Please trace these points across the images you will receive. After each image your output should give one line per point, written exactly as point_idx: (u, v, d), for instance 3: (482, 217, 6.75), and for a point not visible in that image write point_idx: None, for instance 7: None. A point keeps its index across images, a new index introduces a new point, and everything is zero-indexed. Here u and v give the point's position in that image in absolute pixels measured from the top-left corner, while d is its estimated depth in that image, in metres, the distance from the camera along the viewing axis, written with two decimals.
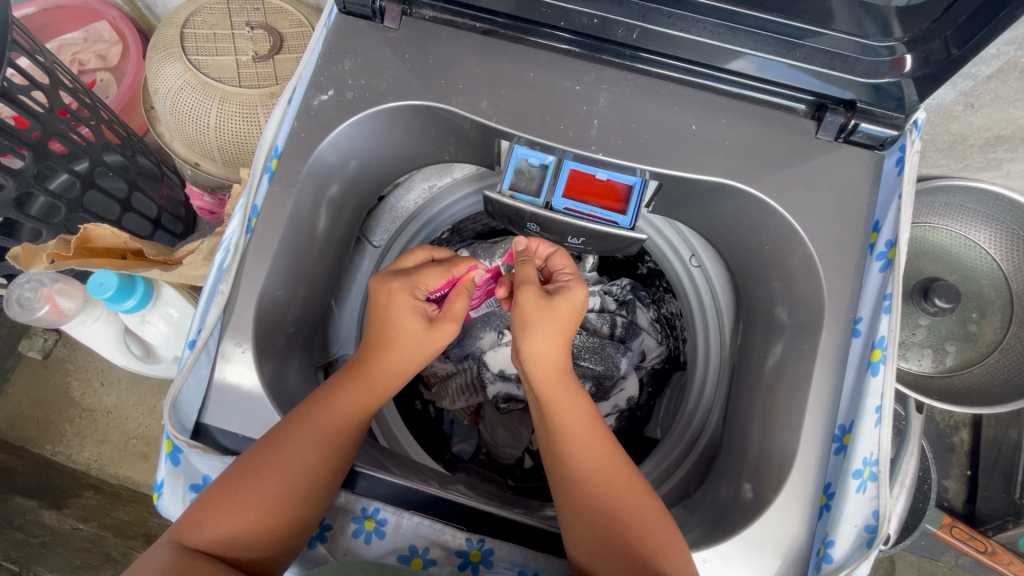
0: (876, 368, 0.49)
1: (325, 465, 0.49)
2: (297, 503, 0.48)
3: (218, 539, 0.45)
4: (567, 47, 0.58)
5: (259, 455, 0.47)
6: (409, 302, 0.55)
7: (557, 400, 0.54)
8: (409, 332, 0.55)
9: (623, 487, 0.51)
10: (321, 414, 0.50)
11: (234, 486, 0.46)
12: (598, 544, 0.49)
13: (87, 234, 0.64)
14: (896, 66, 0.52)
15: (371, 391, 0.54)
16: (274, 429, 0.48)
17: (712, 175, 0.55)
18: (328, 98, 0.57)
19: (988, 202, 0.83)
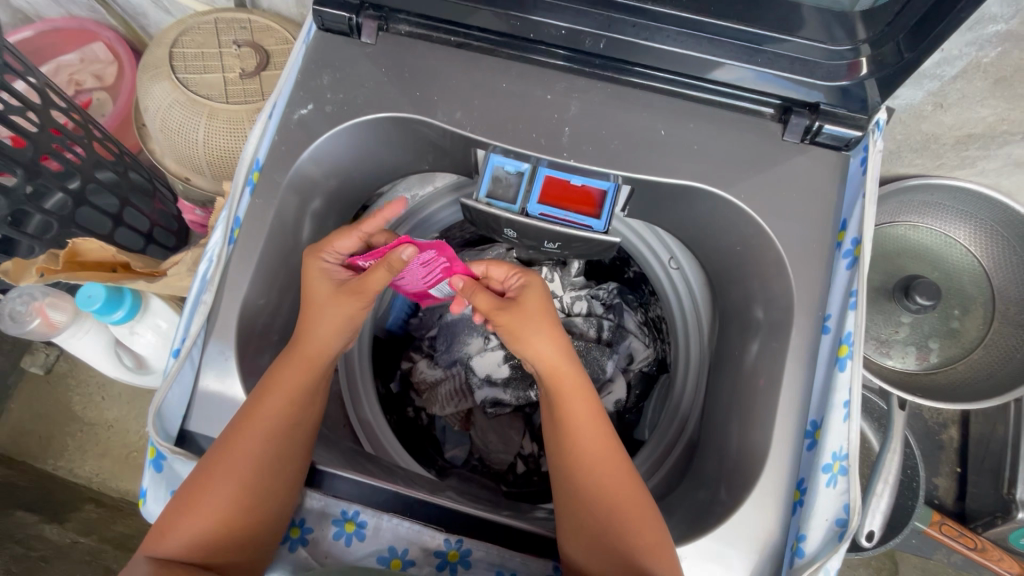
0: (845, 364, 0.51)
1: (271, 452, 0.50)
2: (258, 497, 0.49)
3: (187, 546, 0.47)
4: (563, 63, 0.59)
5: (211, 456, 0.49)
6: (317, 265, 0.57)
7: (569, 399, 0.54)
8: (318, 293, 0.57)
9: (591, 477, 0.52)
10: (262, 402, 0.51)
11: (192, 493, 0.48)
12: (587, 543, 0.50)
13: (76, 248, 0.67)
14: (852, 69, 0.53)
15: (308, 370, 0.54)
16: (222, 434, 0.50)
17: (682, 178, 0.57)
18: (307, 112, 0.59)
19: (965, 199, 0.83)
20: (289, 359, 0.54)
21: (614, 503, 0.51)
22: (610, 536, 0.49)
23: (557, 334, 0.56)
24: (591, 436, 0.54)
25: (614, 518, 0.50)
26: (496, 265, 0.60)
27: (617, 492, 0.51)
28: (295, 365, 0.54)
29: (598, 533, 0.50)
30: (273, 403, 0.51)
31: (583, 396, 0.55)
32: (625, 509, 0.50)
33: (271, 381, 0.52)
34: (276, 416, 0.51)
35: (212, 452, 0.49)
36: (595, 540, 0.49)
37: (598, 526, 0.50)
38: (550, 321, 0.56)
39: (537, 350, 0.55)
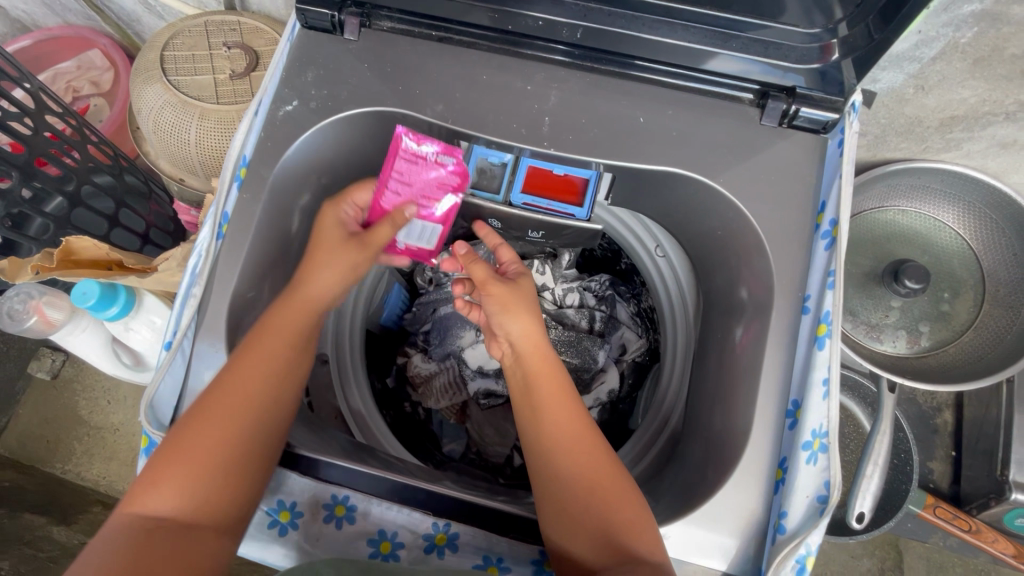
0: (823, 342, 0.51)
1: (253, 411, 0.52)
2: (239, 458, 0.50)
3: (165, 508, 0.47)
4: (562, 58, 0.60)
5: (186, 420, 0.50)
6: (334, 214, 0.63)
7: (541, 376, 0.57)
8: (328, 239, 0.61)
9: (568, 450, 0.53)
10: (239, 363, 0.53)
11: (169, 456, 0.49)
12: (568, 521, 0.50)
13: (69, 247, 0.68)
14: (824, 52, 0.55)
15: (287, 326, 0.57)
16: (202, 398, 0.51)
17: (661, 165, 0.57)
18: (292, 109, 0.60)
19: (953, 181, 0.84)
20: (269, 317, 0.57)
21: (594, 474, 0.52)
22: (593, 511, 0.50)
23: (535, 315, 0.60)
24: (569, 408, 0.55)
25: (594, 491, 0.51)
26: (507, 248, 0.66)
27: (595, 465, 0.52)
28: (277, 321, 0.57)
29: (580, 510, 0.50)
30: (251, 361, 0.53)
31: (556, 372, 0.57)
32: (605, 482, 0.51)
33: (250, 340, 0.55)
34: (256, 375, 0.53)
35: (189, 415, 0.51)
36: (577, 519, 0.50)
37: (581, 499, 0.51)
38: (526, 300, 0.60)
39: (520, 326, 0.59)
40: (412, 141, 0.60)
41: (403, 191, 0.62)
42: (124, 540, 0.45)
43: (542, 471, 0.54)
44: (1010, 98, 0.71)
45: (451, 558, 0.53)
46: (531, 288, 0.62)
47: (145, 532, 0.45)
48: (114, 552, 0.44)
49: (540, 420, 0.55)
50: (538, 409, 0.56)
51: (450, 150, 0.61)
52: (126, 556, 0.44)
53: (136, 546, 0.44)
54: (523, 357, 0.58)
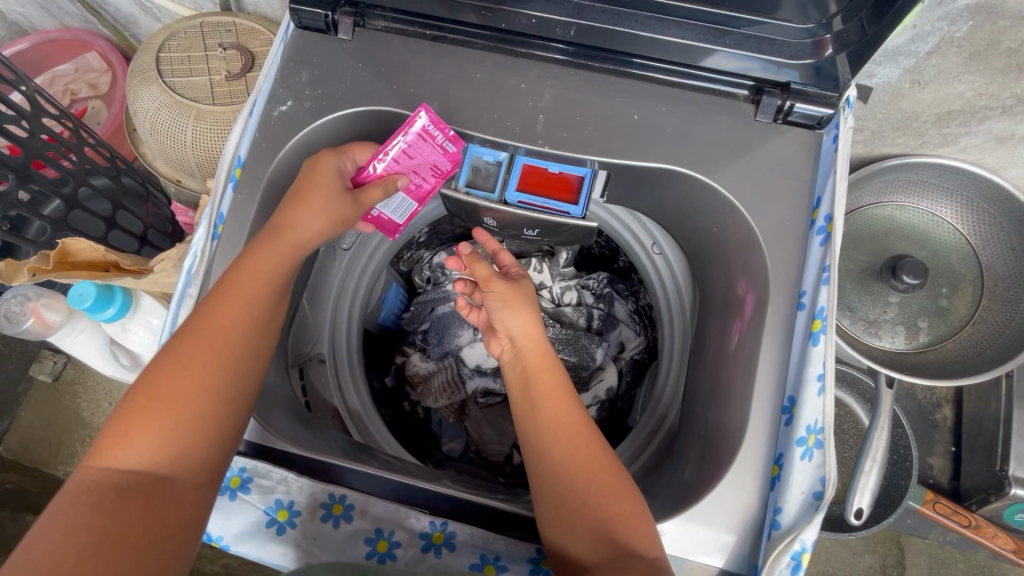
0: (818, 338, 0.51)
1: (227, 368, 0.50)
2: (214, 417, 0.48)
3: (136, 464, 0.45)
4: (560, 57, 0.60)
5: (158, 373, 0.48)
6: (333, 161, 0.58)
7: (538, 370, 0.57)
8: (325, 183, 0.57)
9: (564, 443, 0.53)
10: (215, 314, 0.51)
11: (140, 406, 0.46)
12: (565, 519, 0.50)
13: (65, 248, 0.68)
14: (819, 47, 0.55)
15: (262, 277, 0.54)
16: (176, 348, 0.49)
17: (655, 162, 0.57)
18: (287, 109, 0.60)
19: (950, 176, 0.83)
20: (241, 266, 0.53)
21: (590, 466, 0.52)
22: (591, 506, 0.50)
23: (534, 312, 0.60)
24: (566, 403, 0.55)
25: (591, 486, 0.51)
26: (505, 252, 0.68)
27: (591, 458, 0.52)
28: (250, 270, 0.53)
29: (577, 506, 0.50)
30: (223, 316, 0.51)
31: (556, 371, 0.57)
32: (601, 477, 0.51)
33: (221, 292, 0.52)
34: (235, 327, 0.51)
35: (157, 369, 0.48)
36: (574, 517, 0.50)
37: (578, 495, 0.50)
38: (526, 296, 0.61)
39: (521, 323, 0.59)
40: (432, 121, 0.57)
41: (400, 161, 0.59)
42: (94, 498, 0.43)
43: (539, 462, 0.53)
44: (1006, 91, 0.71)
45: (448, 557, 0.52)
46: (530, 288, 0.63)
47: (116, 490, 0.43)
48: (85, 512, 0.42)
49: (538, 415, 0.55)
50: (535, 404, 0.56)
51: (461, 139, 0.59)
52: (98, 516, 0.42)
53: (107, 505, 0.42)
54: (522, 354, 0.58)
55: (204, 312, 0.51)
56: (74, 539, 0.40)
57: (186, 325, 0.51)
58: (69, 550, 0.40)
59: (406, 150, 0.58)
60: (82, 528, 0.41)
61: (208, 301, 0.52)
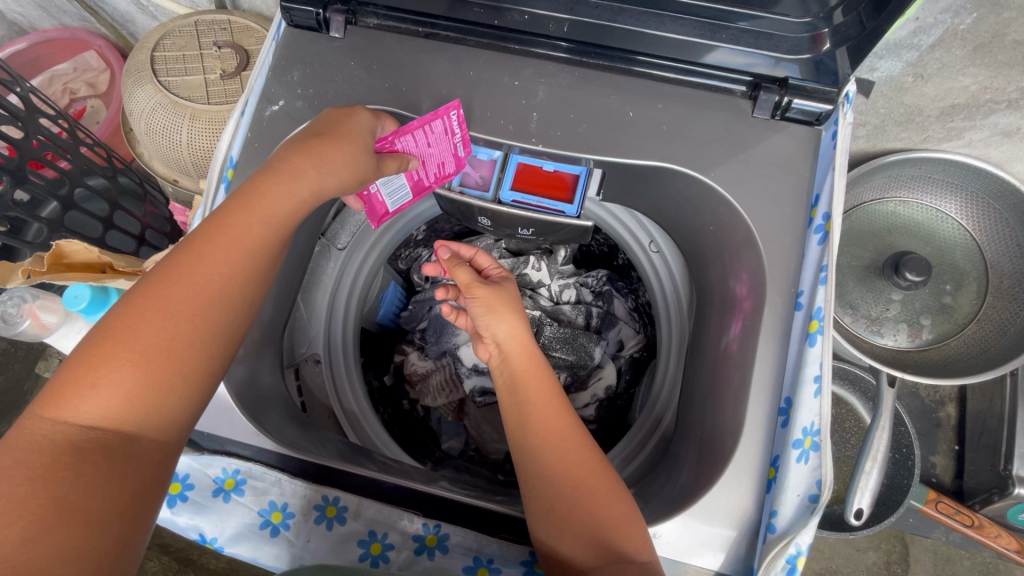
0: (815, 339, 0.50)
1: (220, 328, 0.46)
2: (195, 382, 0.44)
3: (98, 419, 0.40)
4: (564, 55, 0.59)
5: (134, 318, 0.42)
6: (367, 119, 0.56)
7: (529, 372, 0.57)
8: (354, 133, 0.53)
9: (558, 447, 0.53)
10: (209, 261, 0.45)
11: (108, 354, 0.41)
12: (558, 521, 0.49)
13: (61, 249, 0.68)
14: (817, 41, 0.54)
15: (268, 223, 0.49)
16: (157, 290, 0.44)
17: (652, 160, 0.57)
18: (279, 108, 0.60)
19: (954, 171, 0.82)
20: (245, 208, 0.48)
21: (584, 467, 0.52)
22: (586, 509, 0.49)
23: (520, 316, 0.60)
24: (557, 405, 0.55)
25: (581, 490, 0.50)
26: (484, 255, 0.67)
27: (583, 461, 0.52)
28: (256, 214, 0.48)
29: (568, 510, 0.50)
30: (217, 264, 0.46)
31: (544, 376, 0.57)
32: (595, 483, 0.51)
33: (218, 233, 0.47)
34: (228, 280, 0.46)
35: (130, 314, 0.42)
36: (565, 521, 0.49)
37: (569, 498, 0.50)
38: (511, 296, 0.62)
39: (506, 327, 0.59)
40: (458, 119, 0.58)
41: (417, 146, 0.59)
42: (44, 462, 0.37)
43: (530, 463, 0.53)
44: (1011, 84, 0.69)
45: (442, 559, 0.52)
46: (516, 291, 0.63)
47: (72, 454, 0.38)
48: (34, 478, 0.37)
49: (530, 416, 0.55)
50: (524, 405, 0.55)
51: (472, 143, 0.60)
52: (51, 485, 0.37)
53: (63, 470, 0.37)
54: (510, 357, 0.58)
55: (194, 253, 0.45)
56: (20, 513, 0.35)
57: (169, 264, 0.45)
58: (15, 525, 0.35)
59: (425, 136, 0.58)
60: (30, 499, 0.36)
61: (198, 241, 0.46)
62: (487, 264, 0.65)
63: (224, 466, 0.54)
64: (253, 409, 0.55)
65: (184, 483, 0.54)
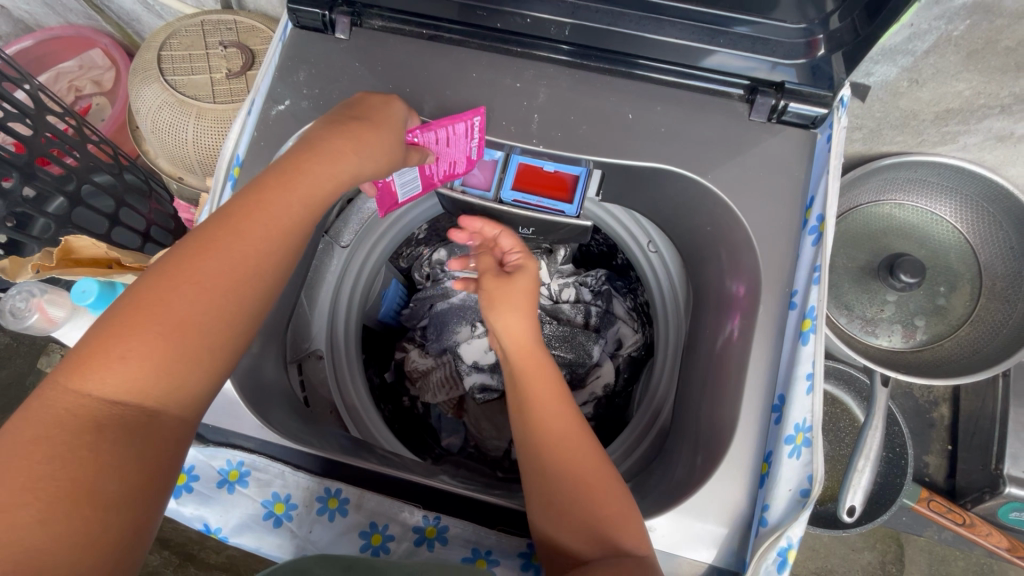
0: (807, 337, 0.51)
1: (247, 310, 0.46)
2: (219, 361, 0.44)
3: (120, 393, 0.40)
4: (565, 59, 0.60)
5: (165, 292, 0.42)
6: (401, 109, 0.56)
7: (532, 369, 0.58)
8: (391, 123, 0.54)
9: (561, 442, 0.54)
10: (242, 238, 0.45)
11: (135, 327, 0.41)
12: (559, 511, 0.50)
13: (69, 245, 0.69)
14: (812, 47, 0.55)
15: (303, 206, 0.49)
16: (190, 264, 0.43)
17: (650, 161, 0.58)
18: (285, 108, 0.61)
19: (949, 174, 0.83)
20: (282, 188, 0.48)
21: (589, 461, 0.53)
22: (586, 503, 0.50)
23: (523, 313, 0.61)
24: (563, 401, 0.56)
25: (581, 484, 0.51)
26: (509, 235, 0.65)
27: (584, 457, 0.53)
28: (297, 195, 0.48)
29: (568, 502, 0.51)
30: (252, 240, 0.46)
31: (549, 372, 0.58)
32: (597, 479, 0.51)
33: (253, 209, 0.46)
34: (261, 259, 0.46)
35: (162, 287, 0.42)
36: (566, 511, 0.50)
37: (570, 491, 0.51)
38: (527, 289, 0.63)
39: (504, 323, 0.61)
40: (479, 124, 0.59)
41: (438, 144, 0.60)
42: (65, 439, 0.38)
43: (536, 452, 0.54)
44: (1004, 90, 0.70)
45: (441, 551, 0.53)
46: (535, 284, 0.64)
47: (93, 431, 0.38)
48: (54, 456, 0.37)
49: (534, 409, 0.56)
50: (532, 395, 0.57)
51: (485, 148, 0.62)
52: (69, 464, 0.37)
53: (83, 448, 0.38)
54: (522, 350, 0.60)
55: (230, 228, 0.45)
56: (38, 494, 0.36)
57: (202, 235, 0.45)
58: (30, 508, 0.35)
59: (448, 137, 0.59)
60: (48, 480, 0.36)
61: (235, 215, 0.46)
62: (508, 246, 0.65)
63: (229, 459, 0.55)
64: (256, 403, 0.56)
65: (189, 474, 0.55)
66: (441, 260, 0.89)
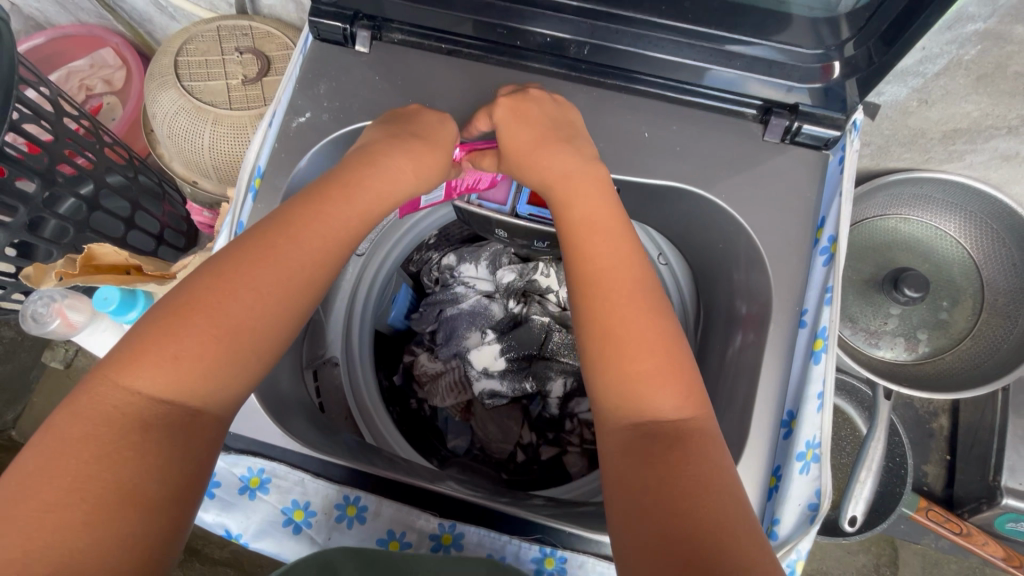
0: (819, 357, 0.53)
1: (294, 318, 0.47)
2: (261, 368, 0.46)
3: (167, 394, 0.41)
4: (557, 70, 0.62)
5: (219, 293, 0.44)
6: (449, 126, 0.58)
7: (584, 200, 0.55)
8: (443, 145, 0.57)
9: (614, 281, 0.51)
10: (298, 245, 0.47)
11: (189, 325, 0.42)
12: (607, 353, 0.48)
13: (91, 252, 0.69)
14: (825, 73, 0.55)
15: (353, 220, 0.51)
16: (245, 265, 0.45)
17: (666, 180, 0.59)
18: (306, 120, 0.61)
19: (954, 192, 0.85)
20: (337, 201, 0.51)
21: (668, 374, 0.47)
22: (629, 349, 0.48)
23: (554, 154, 0.57)
24: (621, 246, 0.53)
25: (624, 325, 0.49)
26: (499, 109, 0.57)
27: (637, 305, 0.50)
28: (352, 208, 0.51)
29: (612, 345, 0.48)
30: (305, 249, 0.47)
31: (613, 214, 0.54)
32: (646, 330, 0.49)
33: (306, 220, 0.49)
34: (313, 266, 0.48)
35: (218, 288, 0.44)
36: (611, 359, 0.48)
37: (614, 338, 0.48)
38: (567, 140, 0.57)
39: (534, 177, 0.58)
40: None
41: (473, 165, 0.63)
42: (112, 439, 0.39)
43: (605, 351, 0.49)
44: (1011, 112, 0.72)
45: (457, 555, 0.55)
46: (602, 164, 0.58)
47: (140, 430, 0.39)
48: (101, 455, 0.38)
49: (588, 253, 0.53)
50: (581, 241, 0.54)
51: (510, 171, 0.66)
52: (114, 465, 0.38)
53: (128, 448, 0.39)
54: (597, 231, 0.54)
55: (287, 236, 0.47)
56: (84, 495, 0.37)
57: (260, 241, 0.47)
58: (77, 509, 0.36)
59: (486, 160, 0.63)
60: (95, 481, 0.37)
61: (293, 224, 0.48)
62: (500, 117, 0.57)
63: (249, 466, 0.56)
64: (277, 411, 0.58)
65: (211, 481, 0.56)
66: (451, 265, 0.90)
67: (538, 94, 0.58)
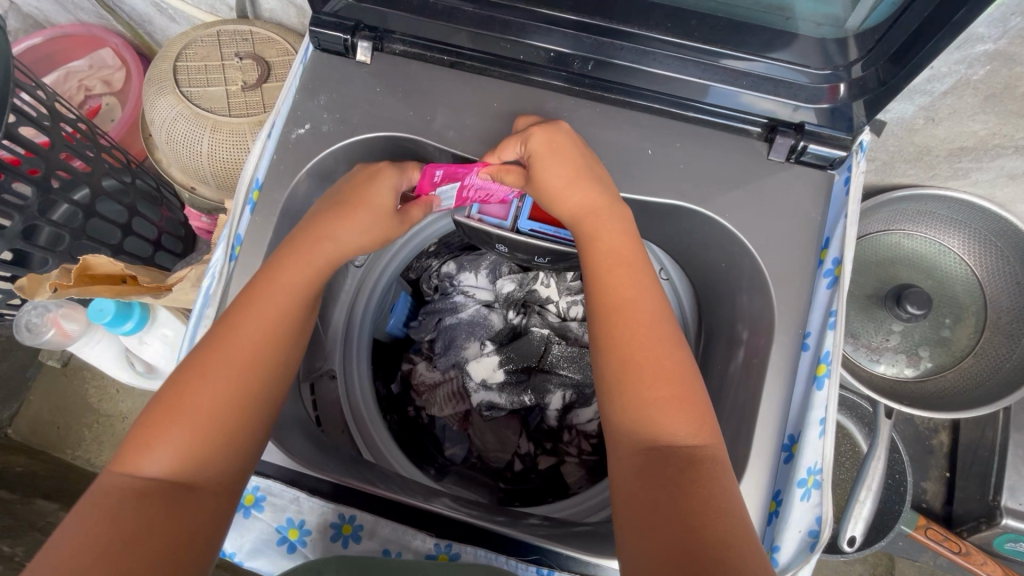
0: (822, 382, 0.52)
1: (269, 368, 0.49)
2: (247, 418, 0.47)
3: (159, 460, 0.44)
4: (558, 83, 0.60)
5: (196, 365, 0.47)
6: (390, 180, 0.57)
7: (602, 225, 0.54)
8: (379, 202, 0.56)
9: (624, 313, 0.50)
10: (261, 302, 0.51)
11: (173, 400, 0.46)
12: (628, 389, 0.47)
13: (87, 263, 0.67)
14: (831, 93, 0.55)
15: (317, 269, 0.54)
16: (213, 336, 0.49)
17: (669, 198, 0.58)
18: (305, 131, 0.61)
19: (958, 209, 0.84)
20: (301, 255, 0.54)
21: (684, 403, 0.46)
22: (642, 379, 0.47)
23: (582, 182, 0.55)
24: (634, 278, 0.52)
25: (636, 359, 0.48)
26: (541, 132, 0.55)
27: (654, 335, 0.49)
28: (315, 257, 0.54)
29: (624, 375, 0.48)
30: (269, 304, 0.51)
31: (626, 240, 0.54)
32: (658, 358, 0.48)
33: (267, 283, 0.52)
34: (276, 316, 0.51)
35: (196, 362, 0.48)
36: (626, 386, 0.47)
37: (627, 372, 0.48)
38: (595, 175, 0.55)
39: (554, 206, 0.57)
40: None
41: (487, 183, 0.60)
42: (113, 503, 0.42)
43: (621, 384, 0.47)
44: (1019, 132, 0.70)
45: None
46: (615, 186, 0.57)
47: (138, 495, 0.42)
48: (104, 520, 0.41)
49: (602, 282, 0.52)
50: (594, 272, 0.53)
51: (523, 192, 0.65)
52: (116, 524, 0.41)
53: (128, 508, 0.42)
54: (615, 257, 0.53)
55: (254, 297, 0.51)
56: (89, 551, 0.39)
57: (229, 312, 0.50)
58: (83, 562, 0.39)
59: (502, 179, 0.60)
60: (97, 538, 0.40)
61: (259, 287, 0.52)
62: (539, 143, 0.55)
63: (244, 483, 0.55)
64: (275, 428, 0.57)
65: None
66: (451, 273, 0.90)
67: (566, 126, 0.57)
